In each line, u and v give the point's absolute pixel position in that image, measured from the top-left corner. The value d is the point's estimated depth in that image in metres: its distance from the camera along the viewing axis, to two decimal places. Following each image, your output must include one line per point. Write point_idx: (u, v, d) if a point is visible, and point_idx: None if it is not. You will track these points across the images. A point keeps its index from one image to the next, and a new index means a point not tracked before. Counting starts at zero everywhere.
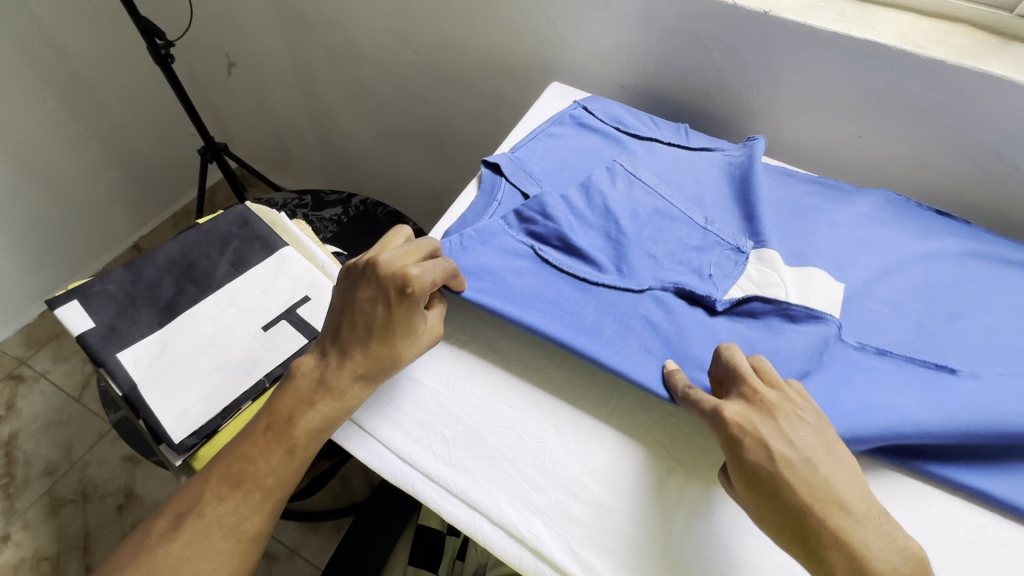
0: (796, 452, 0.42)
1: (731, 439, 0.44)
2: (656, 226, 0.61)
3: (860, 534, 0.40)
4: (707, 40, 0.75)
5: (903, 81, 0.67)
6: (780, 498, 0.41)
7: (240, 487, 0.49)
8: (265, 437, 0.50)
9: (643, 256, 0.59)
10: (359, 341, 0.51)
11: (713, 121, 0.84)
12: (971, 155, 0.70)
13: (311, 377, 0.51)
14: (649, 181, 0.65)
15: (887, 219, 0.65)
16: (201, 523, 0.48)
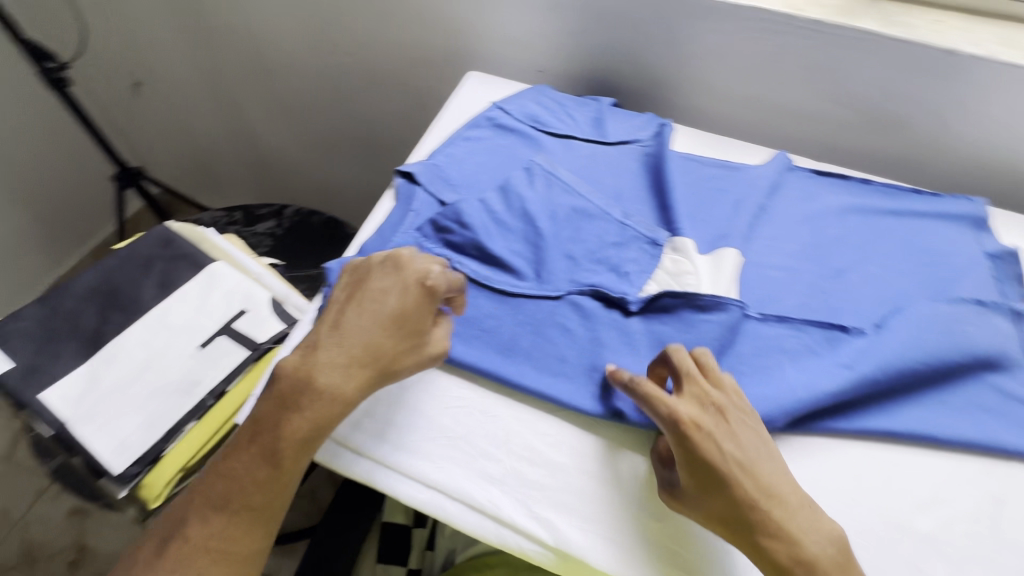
0: (742, 451, 0.45)
1: (684, 439, 0.45)
2: (574, 225, 0.63)
3: (797, 524, 0.43)
4: (613, 18, 0.79)
5: (791, 44, 0.73)
6: (725, 495, 0.43)
7: (227, 505, 0.46)
8: (252, 447, 0.47)
9: (561, 257, 0.60)
10: (355, 342, 0.48)
11: (628, 97, 0.87)
12: (855, 109, 0.76)
13: (296, 379, 0.47)
14: (568, 181, 0.68)
15: (789, 184, 0.71)
16: (190, 543, 0.46)
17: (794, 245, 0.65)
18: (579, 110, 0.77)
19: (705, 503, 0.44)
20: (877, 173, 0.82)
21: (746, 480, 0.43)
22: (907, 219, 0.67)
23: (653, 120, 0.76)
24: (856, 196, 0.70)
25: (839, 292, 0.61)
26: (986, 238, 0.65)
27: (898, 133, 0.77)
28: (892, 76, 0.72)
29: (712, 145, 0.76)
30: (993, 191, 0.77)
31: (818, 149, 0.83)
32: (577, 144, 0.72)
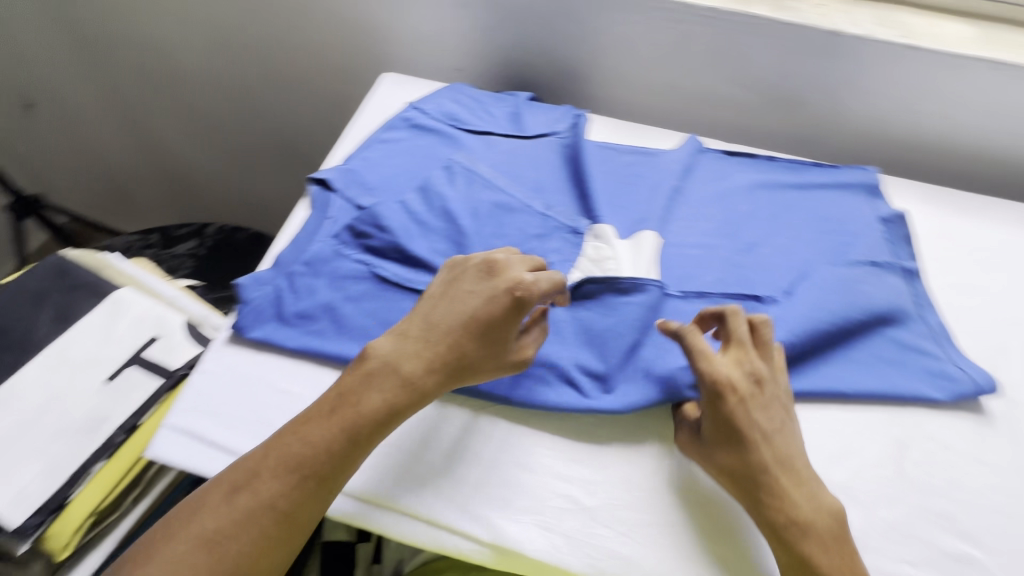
0: (772, 421, 0.48)
1: (719, 400, 0.48)
2: (497, 221, 0.63)
3: (803, 496, 0.45)
4: (523, 14, 0.80)
5: (692, 32, 0.76)
6: (746, 453, 0.47)
7: (294, 473, 0.44)
8: (332, 419, 0.46)
9: (484, 253, 0.60)
10: (444, 332, 0.48)
11: (547, 92, 0.88)
12: (757, 91, 0.80)
13: (384, 363, 0.48)
14: (487, 176, 0.67)
15: (702, 166, 0.73)
16: (252, 503, 0.43)
17: (710, 224, 0.67)
18: (496, 106, 0.77)
19: (734, 461, 0.47)
20: (786, 152, 0.86)
21: (768, 448, 0.47)
22: (810, 191, 0.71)
23: (569, 112, 0.77)
24: (763, 173, 0.73)
25: (752, 265, 0.64)
26: (879, 203, 0.70)
27: (798, 112, 0.81)
28: (785, 59, 0.76)
29: (627, 133, 0.79)
30: (886, 161, 0.83)
31: (731, 132, 0.86)
32: (497, 140, 0.72)
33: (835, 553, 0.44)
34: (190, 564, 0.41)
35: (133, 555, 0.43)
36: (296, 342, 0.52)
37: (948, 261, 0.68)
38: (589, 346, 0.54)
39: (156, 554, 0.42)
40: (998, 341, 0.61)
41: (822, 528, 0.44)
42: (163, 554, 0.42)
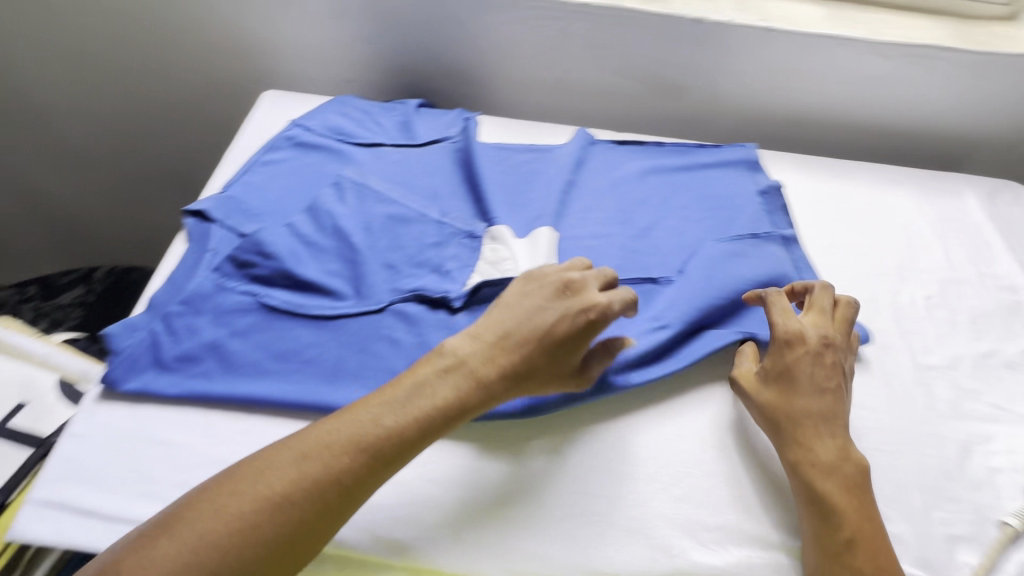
0: (828, 379, 0.51)
1: (783, 346, 0.53)
2: (392, 233, 0.62)
3: (841, 446, 0.48)
4: (404, 20, 0.79)
5: (571, 28, 0.78)
6: (794, 396, 0.50)
7: (362, 454, 0.42)
8: (407, 405, 0.44)
9: (379, 267, 0.59)
10: (529, 335, 0.48)
11: (441, 98, 0.88)
12: (640, 81, 0.83)
13: (466, 360, 0.47)
14: (378, 188, 0.66)
15: (593, 160, 0.75)
16: (317, 473, 0.41)
17: (605, 214, 0.69)
18: (385, 116, 0.76)
19: (781, 400, 0.51)
20: (676, 136, 0.90)
21: (824, 399, 0.50)
22: (696, 172, 0.75)
23: (459, 116, 0.77)
24: (651, 158, 0.76)
25: (647, 249, 0.66)
26: (759, 176, 0.75)
27: (680, 98, 0.85)
28: (661, 48, 0.79)
29: (521, 132, 0.80)
30: (766, 136, 0.89)
31: (622, 123, 0.89)
32: (387, 151, 0.71)
33: (858, 501, 0.46)
34: (247, 520, 0.38)
35: (179, 504, 0.40)
36: (179, 386, 0.49)
37: (823, 224, 0.73)
38: None
39: (205, 508, 0.39)
40: (870, 293, 0.66)
41: (849, 475, 0.47)
42: (215, 505, 0.39)
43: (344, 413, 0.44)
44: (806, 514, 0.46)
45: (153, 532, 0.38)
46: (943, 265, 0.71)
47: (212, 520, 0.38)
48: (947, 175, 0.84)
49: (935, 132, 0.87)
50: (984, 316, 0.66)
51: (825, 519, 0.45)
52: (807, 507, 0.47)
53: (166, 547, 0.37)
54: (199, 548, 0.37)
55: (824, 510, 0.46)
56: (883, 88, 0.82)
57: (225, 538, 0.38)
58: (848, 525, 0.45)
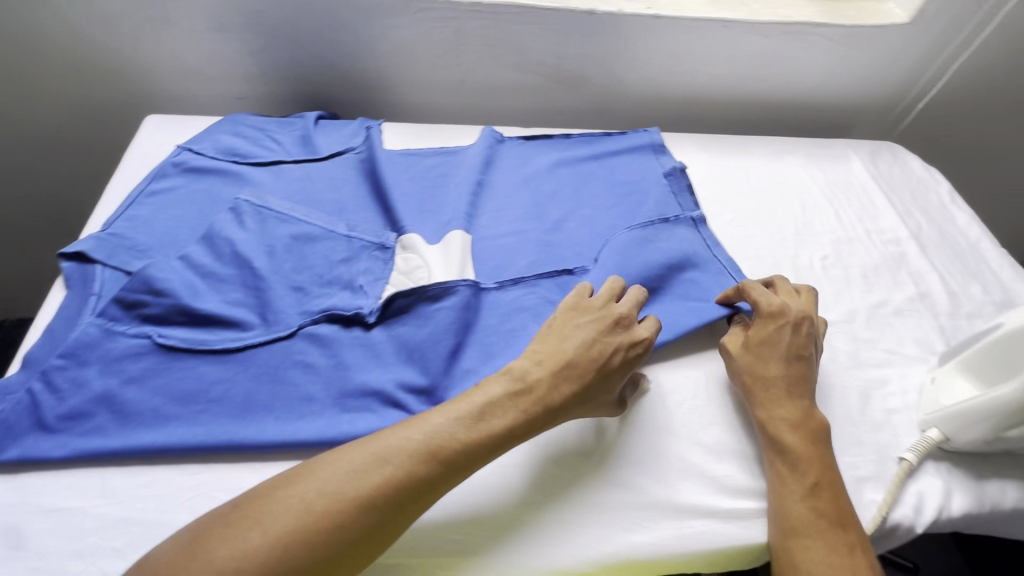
0: (804, 347, 0.53)
1: (771, 319, 0.54)
2: (298, 253, 0.60)
3: (806, 408, 0.51)
4: (291, 30, 0.76)
5: (466, 27, 0.77)
6: (768, 360, 0.53)
7: (438, 466, 0.42)
8: (479, 421, 0.44)
9: (287, 291, 0.56)
10: (588, 366, 0.48)
11: (345, 106, 0.86)
12: (544, 74, 0.84)
13: (532, 386, 0.46)
14: (280, 208, 0.63)
15: (501, 158, 0.76)
16: (398, 479, 0.40)
17: (518, 209, 0.69)
18: (283, 132, 0.73)
19: (759, 365, 0.53)
20: (584, 124, 0.93)
21: (802, 366, 0.53)
22: (603, 160, 0.77)
23: (362, 127, 0.76)
24: (559, 151, 0.77)
25: (561, 240, 0.67)
26: (664, 158, 0.77)
27: (583, 88, 0.87)
28: (560, 43, 0.80)
29: (429, 138, 0.79)
30: (668, 119, 0.94)
31: (530, 115, 0.90)
32: (288, 167, 0.68)
33: (823, 455, 0.49)
34: (331, 521, 0.38)
35: (257, 497, 0.39)
36: (70, 447, 0.45)
37: (725, 199, 0.77)
38: (410, 362, 0.53)
39: (289, 504, 0.39)
40: (773, 259, 0.70)
41: (812, 427, 0.50)
42: (300, 502, 0.39)
43: (425, 419, 0.44)
44: (777, 465, 0.49)
45: (231, 523, 0.38)
46: (835, 225, 0.76)
47: (298, 517, 0.38)
48: (833, 141, 0.91)
49: (818, 99, 0.95)
50: (874, 269, 0.71)
51: (794, 470, 0.48)
52: (776, 459, 0.49)
53: (256, 537, 0.37)
54: (286, 543, 0.37)
55: (793, 461, 0.48)
56: (768, 65, 0.87)
57: (307, 534, 0.38)
58: (814, 474, 0.48)
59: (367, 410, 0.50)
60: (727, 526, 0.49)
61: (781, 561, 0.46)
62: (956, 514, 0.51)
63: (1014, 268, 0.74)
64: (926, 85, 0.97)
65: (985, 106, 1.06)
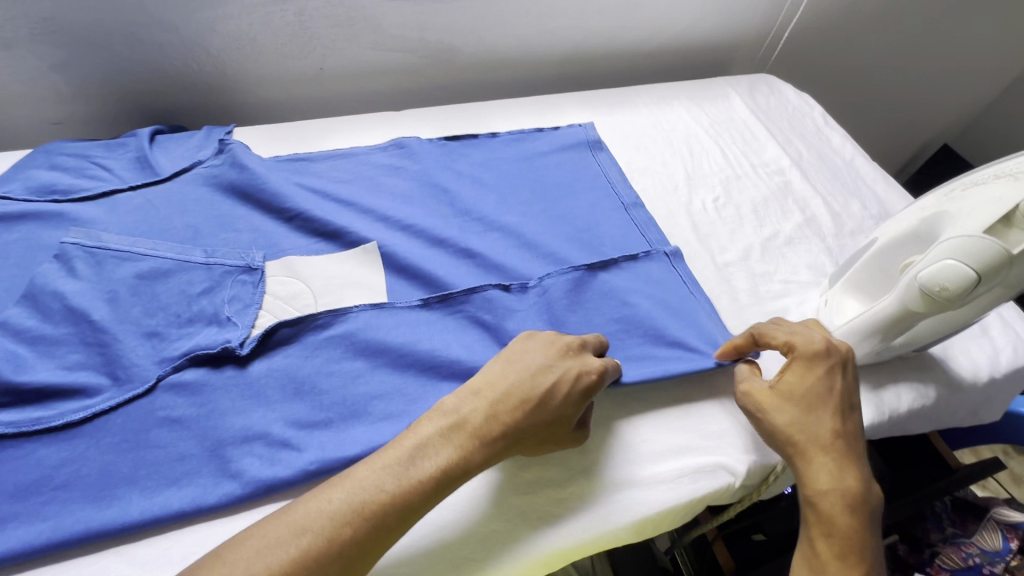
0: (851, 398, 0.47)
1: (829, 368, 0.47)
2: (148, 293, 0.52)
3: (862, 476, 0.44)
4: (99, 36, 0.65)
5: (308, 8, 0.69)
6: (819, 420, 0.45)
7: (368, 523, 0.37)
8: (411, 468, 0.39)
9: (138, 339, 0.49)
10: (529, 396, 0.44)
11: (191, 113, 0.76)
12: (409, 49, 0.78)
13: (462, 421, 0.42)
14: (118, 246, 0.55)
15: (385, 153, 0.69)
16: (320, 547, 0.35)
17: (400, 202, 0.64)
18: (113, 156, 0.63)
19: (808, 420, 0.46)
20: (465, 97, 0.88)
21: (853, 422, 0.46)
22: (534, 161, 0.72)
23: (211, 136, 0.67)
24: (485, 154, 0.71)
25: (450, 230, 0.62)
26: (601, 155, 0.73)
27: (454, 59, 0.82)
28: (419, 10, 0.74)
29: (289, 133, 0.71)
30: (549, 79, 0.91)
31: (405, 96, 0.84)
32: (123, 196, 0.59)
33: (869, 541, 0.42)
34: None
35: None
36: None
37: (617, 154, 0.76)
38: (298, 396, 0.48)
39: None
40: (668, 209, 0.70)
41: (863, 505, 0.43)
42: None
43: (349, 476, 0.39)
44: (818, 542, 0.42)
45: None
46: (723, 164, 0.77)
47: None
48: (712, 81, 0.91)
49: (691, 38, 0.94)
50: (762, 202, 0.72)
51: (844, 558, 0.41)
52: (818, 536, 0.43)
53: None
54: None
55: (841, 548, 0.41)
56: (636, 10, 0.85)
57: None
58: (862, 566, 0.41)
59: (251, 458, 0.44)
60: (645, 494, 0.47)
61: None
62: None
63: (884, 179, 0.78)
64: (788, 14, 1.00)
65: (842, 27, 1.11)
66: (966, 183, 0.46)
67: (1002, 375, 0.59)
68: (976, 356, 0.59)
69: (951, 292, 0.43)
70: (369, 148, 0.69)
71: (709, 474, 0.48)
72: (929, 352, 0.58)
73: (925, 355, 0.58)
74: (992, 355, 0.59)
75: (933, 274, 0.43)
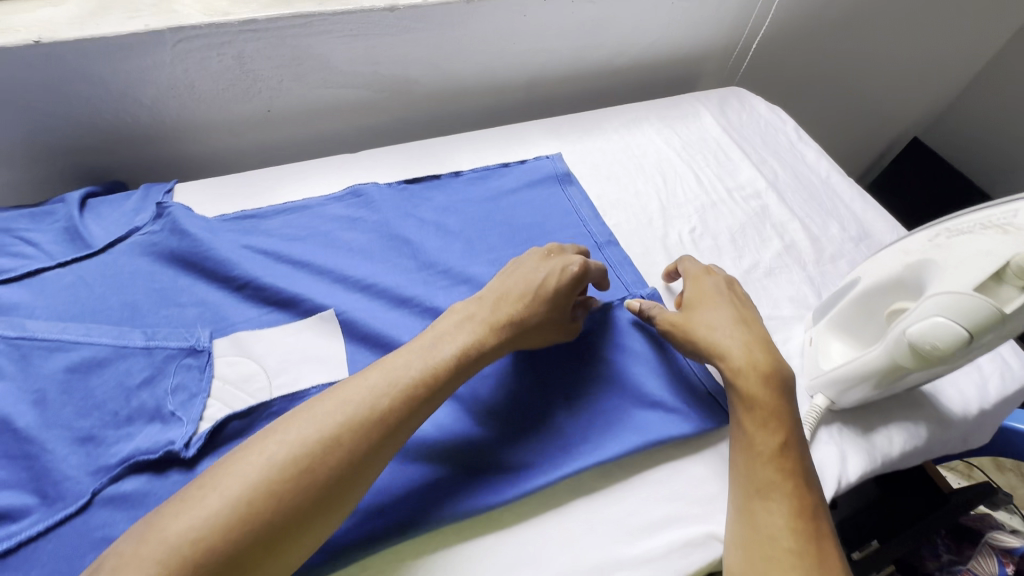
0: (744, 301, 0.56)
1: (717, 280, 0.57)
2: (81, 388, 0.47)
3: (772, 353, 0.51)
4: (14, 96, 0.59)
5: (248, 51, 0.64)
6: (721, 311, 0.53)
7: (400, 395, 0.41)
8: (434, 350, 0.45)
9: (70, 447, 0.44)
10: (526, 291, 0.51)
11: (129, 166, 0.70)
12: (361, 86, 0.73)
13: (474, 312, 0.49)
14: (45, 335, 0.49)
15: (341, 202, 0.65)
16: (363, 414, 0.39)
17: (361, 257, 0.60)
18: (39, 227, 0.58)
19: (713, 311, 0.53)
20: (426, 130, 0.84)
21: (752, 315, 0.54)
22: (501, 200, 0.68)
23: (149, 196, 0.62)
24: (448, 196, 0.67)
25: (415, 286, 0.58)
26: (571, 189, 0.70)
27: (410, 93, 0.77)
28: (369, 46, 0.69)
29: (236, 186, 0.66)
30: (514, 106, 0.87)
31: (361, 133, 0.80)
32: (49, 273, 0.54)
33: (787, 410, 0.48)
34: (300, 467, 0.36)
35: (215, 467, 0.37)
36: None
37: (588, 185, 0.72)
38: None
39: (248, 465, 0.36)
40: (644, 245, 0.67)
41: (777, 377, 0.49)
42: (263, 455, 0.36)
43: (384, 361, 0.44)
44: (746, 420, 0.48)
45: (187, 498, 0.35)
46: (698, 190, 0.74)
47: (261, 469, 0.36)
48: (681, 98, 0.88)
49: (658, 53, 0.91)
50: (740, 230, 0.70)
51: (767, 426, 0.47)
52: (744, 414, 0.48)
53: (215, 503, 0.34)
54: (252, 497, 0.35)
55: (763, 417, 0.47)
56: (599, 30, 0.82)
57: (271, 486, 0.35)
58: (782, 432, 0.46)
59: None
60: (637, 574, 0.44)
61: (748, 504, 0.44)
62: (854, 480, 0.51)
63: (862, 197, 0.77)
64: (755, 23, 0.98)
65: (811, 30, 1.09)
66: (950, 230, 0.44)
67: (992, 406, 0.57)
68: (966, 388, 0.57)
69: (943, 350, 0.41)
70: (324, 197, 0.65)
71: (699, 546, 0.46)
72: (919, 388, 0.56)
73: (915, 392, 0.56)
74: (981, 385, 0.58)
75: (921, 333, 0.41)
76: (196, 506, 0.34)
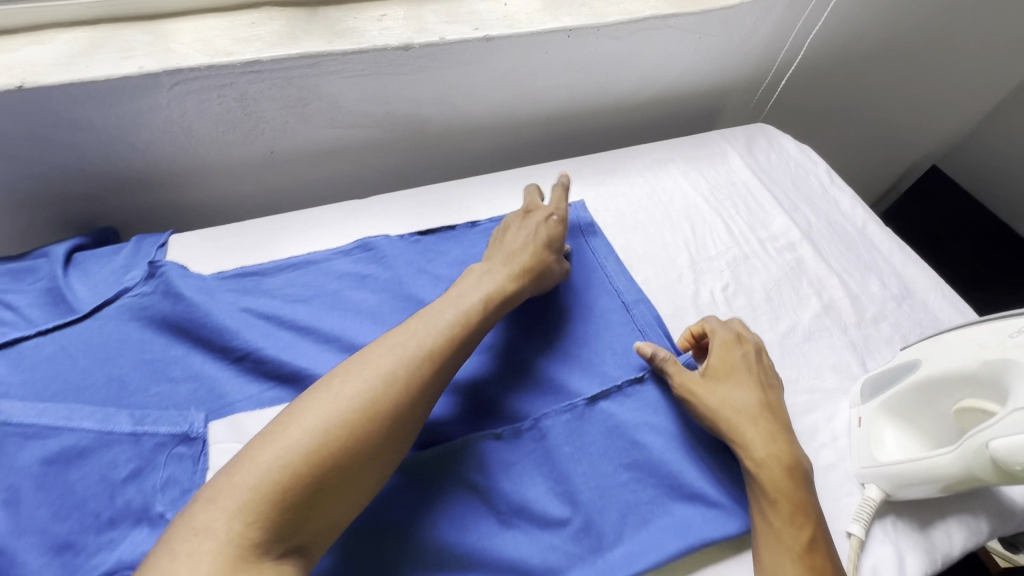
0: (766, 376, 0.53)
1: (741, 351, 0.53)
2: (59, 484, 0.42)
3: (792, 443, 0.48)
4: None
5: (251, 92, 0.59)
6: (742, 389, 0.51)
7: (445, 337, 0.44)
8: (467, 296, 0.48)
9: (44, 558, 0.39)
10: (528, 241, 0.56)
11: (119, 210, 0.65)
12: (371, 125, 0.68)
13: (492, 267, 0.53)
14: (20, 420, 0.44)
15: (349, 256, 0.60)
16: (417, 349, 0.42)
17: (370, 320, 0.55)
18: (19, 288, 0.53)
19: (733, 389, 0.51)
20: (438, 168, 0.79)
21: (773, 394, 0.52)
22: None
23: (141, 251, 0.57)
24: (464, 250, 0.63)
25: None
26: (594, 241, 0.65)
27: (421, 133, 0.72)
28: (381, 85, 0.64)
29: (236, 238, 0.61)
30: (530, 143, 0.82)
31: (369, 173, 0.75)
32: (26, 343, 0.48)
33: (811, 505, 0.45)
34: (365, 400, 0.38)
35: (285, 409, 0.38)
36: None
37: (612, 236, 0.68)
38: None
39: (319, 401, 0.37)
40: (674, 304, 0.62)
41: (800, 470, 0.46)
42: (330, 391, 0.38)
43: (417, 312, 0.46)
44: (770, 512, 0.45)
45: (264, 437, 0.36)
46: (729, 241, 0.69)
47: (332, 400, 0.37)
48: (707, 136, 0.84)
49: (681, 87, 0.87)
50: (775, 287, 0.66)
51: (794, 521, 0.44)
52: (768, 507, 0.45)
53: (295, 434, 0.36)
54: (330, 424, 0.36)
55: (790, 512, 0.44)
56: (623, 66, 0.77)
57: (344, 417, 0.37)
58: (808, 527, 0.44)
59: None
60: None
61: None
62: None
63: (899, 248, 0.72)
64: (782, 56, 0.93)
65: (837, 60, 1.05)
66: None
67: None
68: None
69: None
70: (330, 250, 0.60)
71: None
72: None
73: None
74: None
75: (1010, 448, 0.38)
76: (275, 443, 0.35)
